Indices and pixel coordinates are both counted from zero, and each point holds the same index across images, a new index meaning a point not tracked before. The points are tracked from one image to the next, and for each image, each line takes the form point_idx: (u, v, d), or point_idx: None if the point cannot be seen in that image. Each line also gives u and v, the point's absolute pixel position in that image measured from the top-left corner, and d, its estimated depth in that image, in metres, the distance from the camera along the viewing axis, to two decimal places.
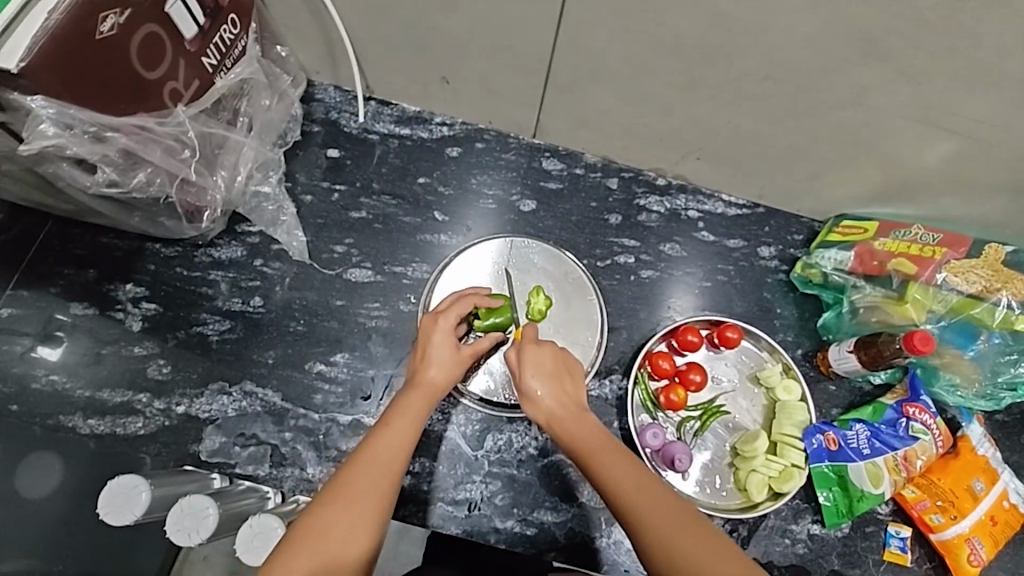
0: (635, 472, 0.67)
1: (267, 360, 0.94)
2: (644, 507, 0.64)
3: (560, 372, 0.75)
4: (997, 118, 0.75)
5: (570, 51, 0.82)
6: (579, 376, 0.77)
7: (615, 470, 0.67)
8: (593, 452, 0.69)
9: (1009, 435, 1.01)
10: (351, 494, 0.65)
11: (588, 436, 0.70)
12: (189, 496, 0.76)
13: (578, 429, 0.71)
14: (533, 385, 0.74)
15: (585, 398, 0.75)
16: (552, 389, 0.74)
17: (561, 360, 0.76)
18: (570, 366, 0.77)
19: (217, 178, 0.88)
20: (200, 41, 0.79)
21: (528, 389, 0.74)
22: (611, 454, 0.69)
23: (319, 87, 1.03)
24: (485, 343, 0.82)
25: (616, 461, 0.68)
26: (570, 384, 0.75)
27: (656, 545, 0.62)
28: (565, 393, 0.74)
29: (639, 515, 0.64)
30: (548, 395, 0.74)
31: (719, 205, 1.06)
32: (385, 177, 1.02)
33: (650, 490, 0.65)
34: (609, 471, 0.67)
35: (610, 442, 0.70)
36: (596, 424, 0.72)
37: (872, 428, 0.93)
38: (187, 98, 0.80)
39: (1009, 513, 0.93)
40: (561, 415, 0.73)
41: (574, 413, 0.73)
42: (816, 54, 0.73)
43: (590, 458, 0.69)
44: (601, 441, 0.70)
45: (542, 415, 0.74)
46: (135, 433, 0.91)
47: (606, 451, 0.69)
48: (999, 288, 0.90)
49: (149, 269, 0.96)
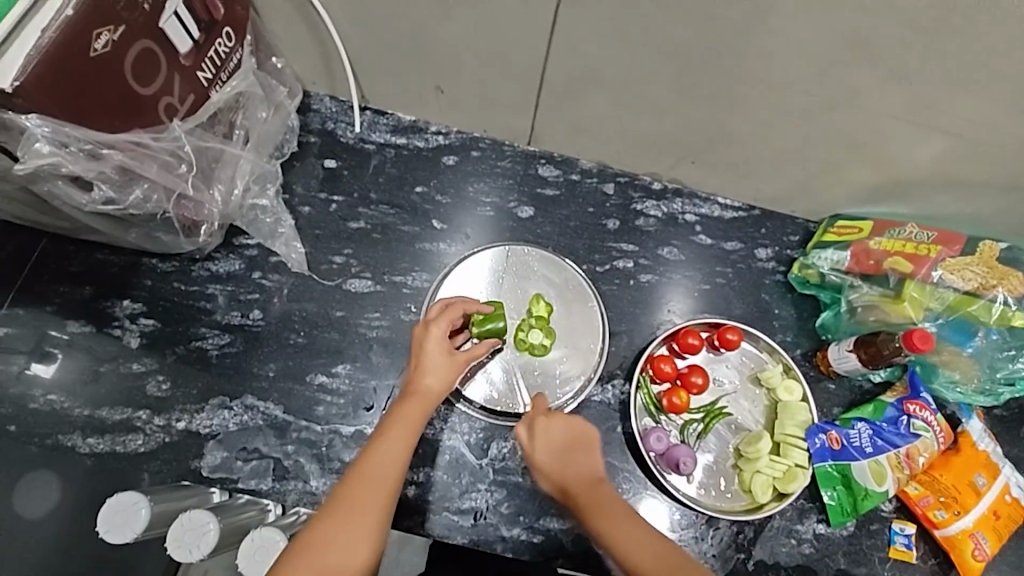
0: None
1: (268, 374, 0.93)
2: None
3: (574, 445, 0.73)
4: (986, 116, 0.75)
5: (564, 59, 0.83)
6: (594, 446, 0.73)
7: (635, 548, 0.65)
8: (608, 523, 0.67)
9: (1009, 428, 1.02)
10: (345, 507, 0.64)
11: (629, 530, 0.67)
12: (189, 511, 0.75)
13: (611, 516, 0.68)
14: (543, 462, 0.72)
15: (601, 468, 0.72)
16: (565, 465, 0.71)
17: (575, 434, 0.73)
18: (584, 435, 0.74)
19: (214, 192, 0.87)
20: (195, 55, 0.78)
21: (542, 468, 0.72)
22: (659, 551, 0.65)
23: (315, 98, 1.03)
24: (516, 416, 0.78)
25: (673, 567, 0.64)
26: (582, 455, 0.72)
27: None
28: (583, 469, 0.71)
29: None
30: (562, 474, 0.71)
31: (715, 208, 1.06)
32: (382, 187, 1.02)
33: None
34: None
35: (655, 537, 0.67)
36: (611, 496, 0.69)
37: (874, 427, 0.93)
38: (183, 113, 0.80)
39: (1011, 507, 0.94)
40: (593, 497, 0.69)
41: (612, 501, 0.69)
42: (810, 57, 0.73)
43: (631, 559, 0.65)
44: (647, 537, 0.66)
45: (558, 491, 0.71)
46: (135, 451, 0.90)
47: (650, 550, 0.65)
48: (994, 285, 0.91)
49: (145, 285, 0.95)
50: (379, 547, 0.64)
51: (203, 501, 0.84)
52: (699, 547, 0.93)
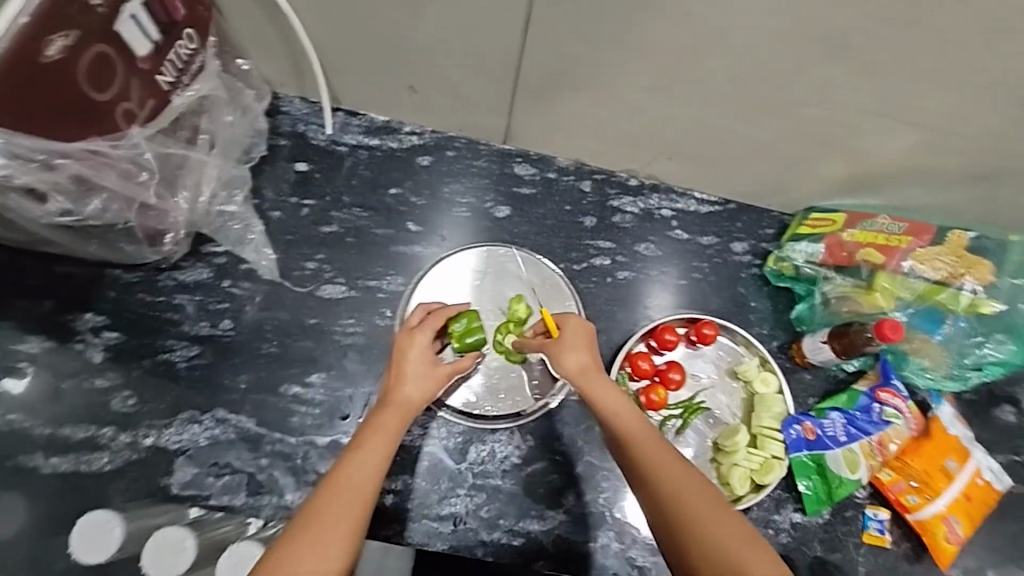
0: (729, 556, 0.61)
1: (240, 386, 0.91)
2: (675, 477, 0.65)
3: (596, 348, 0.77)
4: (955, 110, 0.76)
5: (538, 57, 0.81)
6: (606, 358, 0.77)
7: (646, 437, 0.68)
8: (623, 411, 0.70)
9: (978, 413, 1.03)
10: (318, 523, 0.63)
11: (684, 491, 0.64)
12: (165, 530, 0.82)
13: (664, 477, 0.65)
14: (571, 346, 0.75)
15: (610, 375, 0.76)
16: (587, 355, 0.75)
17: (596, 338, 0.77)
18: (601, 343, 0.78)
19: (178, 199, 0.85)
20: (155, 58, 0.73)
21: (568, 348, 0.75)
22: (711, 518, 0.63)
23: (283, 99, 1.00)
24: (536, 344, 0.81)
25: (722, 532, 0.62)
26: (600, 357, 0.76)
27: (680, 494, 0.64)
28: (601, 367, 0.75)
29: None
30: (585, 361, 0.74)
31: (691, 202, 1.07)
32: (355, 190, 1.00)
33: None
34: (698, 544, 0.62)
35: (712, 500, 0.64)
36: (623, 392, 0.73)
37: (847, 416, 0.95)
38: (142, 119, 0.75)
39: (983, 489, 0.96)
40: (646, 448, 0.67)
41: (664, 456, 0.66)
42: (782, 55, 0.73)
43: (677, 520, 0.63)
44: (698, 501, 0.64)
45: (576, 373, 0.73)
46: (101, 470, 0.87)
47: (700, 513, 0.63)
48: (963, 273, 0.93)
49: (108, 297, 0.92)
50: (349, 561, 0.64)
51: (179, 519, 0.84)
52: None
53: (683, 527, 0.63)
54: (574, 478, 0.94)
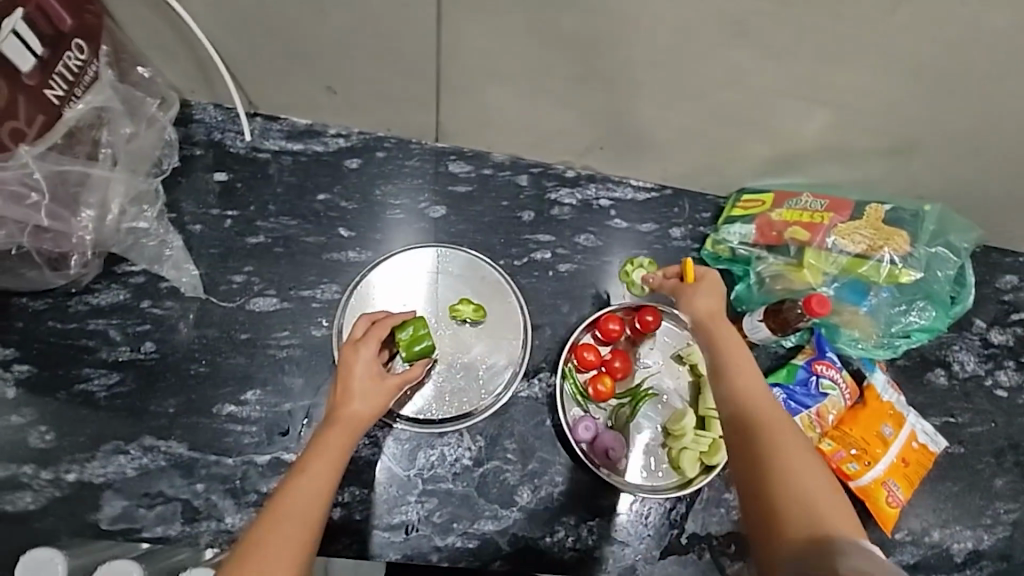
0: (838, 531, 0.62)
1: (168, 411, 0.88)
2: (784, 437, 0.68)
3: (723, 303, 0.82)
4: (865, 87, 0.77)
5: (453, 52, 0.80)
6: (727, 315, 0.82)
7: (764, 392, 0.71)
8: (743, 357, 0.74)
9: (912, 378, 1.07)
10: (260, 556, 0.60)
11: (792, 447, 0.67)
12: (111, 561, 0.76)
13: (789, 445, 0.67)
14: (700, 289, 0.81)
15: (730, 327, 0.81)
16: (717, 305, 0.80)
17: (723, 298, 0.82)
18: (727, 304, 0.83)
19: (83, 218, 0.81)
20: (40, 73, 0.69)
21: (698, 291, 0.81)
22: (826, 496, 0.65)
23: (197, 107, 0.96)
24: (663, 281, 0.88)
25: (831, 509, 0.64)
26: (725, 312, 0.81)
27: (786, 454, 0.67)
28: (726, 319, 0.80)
29: (822, 570, 0.59)
30: (712, 307, 0.80)
31: (627, 190, 1.07)
32: (281, 198, 0.97)
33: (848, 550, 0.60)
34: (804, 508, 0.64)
35: (828, 482, 0.66)
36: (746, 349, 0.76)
37: (787, 391, 0.97)
38: (32, 136, 0.71)
39: (919, 452, 1.00)
40: (764, 400, 0.70)
41: (780, 412, 0.70)
42: (689, 40, 0.74)
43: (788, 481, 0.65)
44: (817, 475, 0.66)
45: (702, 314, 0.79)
46: (25, 509, 0.83)
47: (813, 486, 0.65)
48: (881, 245, 0.96)
49: (18, 326, 0.87)
50: None
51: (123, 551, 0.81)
52: (634, 529, 0.94)
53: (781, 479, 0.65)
54: (527, 474, 0.94)
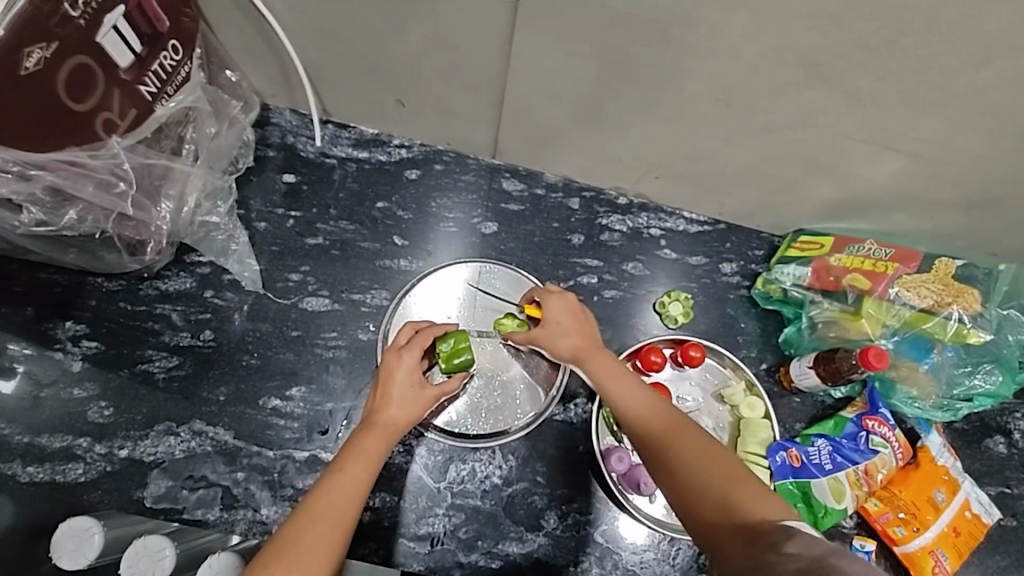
0: (768, 520, 0.59)
1: (218, 398, 0.91)
2: (680, 446, 0.66)
3: (577, 316, 0.82)
4: (944, 137, 0.75)
5: (522, 75, 0.82)
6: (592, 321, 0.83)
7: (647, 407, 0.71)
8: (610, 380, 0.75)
9: (968, 443, 1.02)
10: (292, 550, 0.61)
11: (690, 454, 0.65)
12: (144, 537, 0.74)
13: (687, 456, 0.65)
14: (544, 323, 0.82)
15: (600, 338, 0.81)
16: (570, 331, 0.80)
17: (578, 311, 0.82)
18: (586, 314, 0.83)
19: (161, 209, 0.86)
20: (136, 69, 0.75)
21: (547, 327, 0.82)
22: (739, 487, 0.63)
23: (274, 111, 1.01)
24: (522, 339, 0.86)
25: (754, 500, 0.61)
26: (586, 326, 0.81)
27: (687, 464, 0.65)
28: (589, 334, 0.80)
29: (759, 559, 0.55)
30: (570, 337, 0.80)
31: (680, 222, 1.06)
32: (342, 203, 1.00)
33: (783, 534, 0.57)
34: (728, 511, 0.61)
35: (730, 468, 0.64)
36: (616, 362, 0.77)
37: (833, 443, 0.94)
38: (123, 128, 0.77)
39: (972, 523, 0.95)
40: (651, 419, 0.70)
41: (672, 421, 0.69)
42: (762, 79, 0.73)
43: (705, 489, 0.63)
44: (725, 471, 0.64)
45: (568, 351, 0.80)
46: (75, 480, 0.87)
47: (718, 477, 0.63)
48: (950, 302, 0.92)
49: (89, 305, 0.92)
50: None
51: (164, 528, 0.84)
52: (660, 568, 0.92)
53: (695, 492, 0.63)
54: (555, 499, 0.93)
